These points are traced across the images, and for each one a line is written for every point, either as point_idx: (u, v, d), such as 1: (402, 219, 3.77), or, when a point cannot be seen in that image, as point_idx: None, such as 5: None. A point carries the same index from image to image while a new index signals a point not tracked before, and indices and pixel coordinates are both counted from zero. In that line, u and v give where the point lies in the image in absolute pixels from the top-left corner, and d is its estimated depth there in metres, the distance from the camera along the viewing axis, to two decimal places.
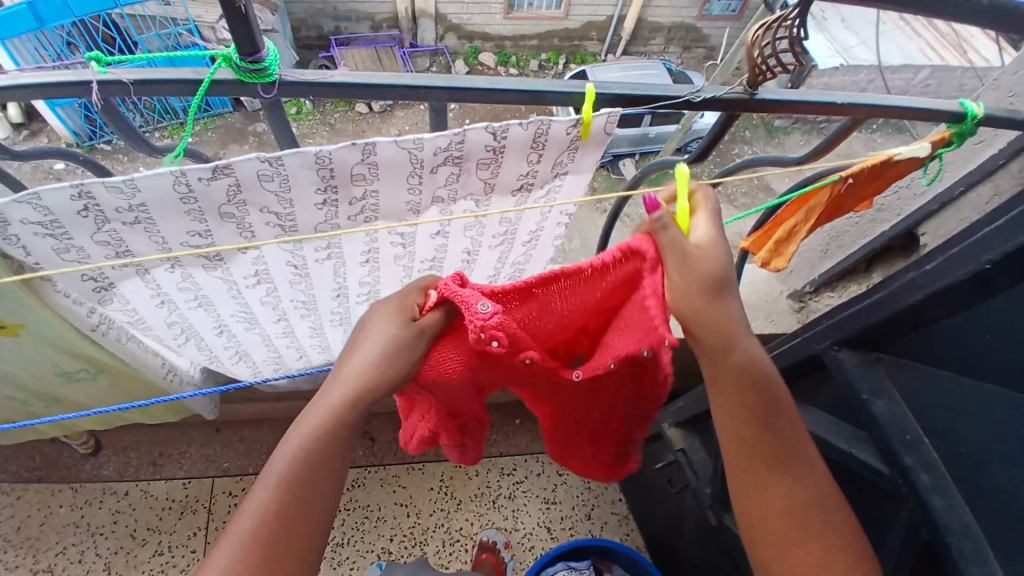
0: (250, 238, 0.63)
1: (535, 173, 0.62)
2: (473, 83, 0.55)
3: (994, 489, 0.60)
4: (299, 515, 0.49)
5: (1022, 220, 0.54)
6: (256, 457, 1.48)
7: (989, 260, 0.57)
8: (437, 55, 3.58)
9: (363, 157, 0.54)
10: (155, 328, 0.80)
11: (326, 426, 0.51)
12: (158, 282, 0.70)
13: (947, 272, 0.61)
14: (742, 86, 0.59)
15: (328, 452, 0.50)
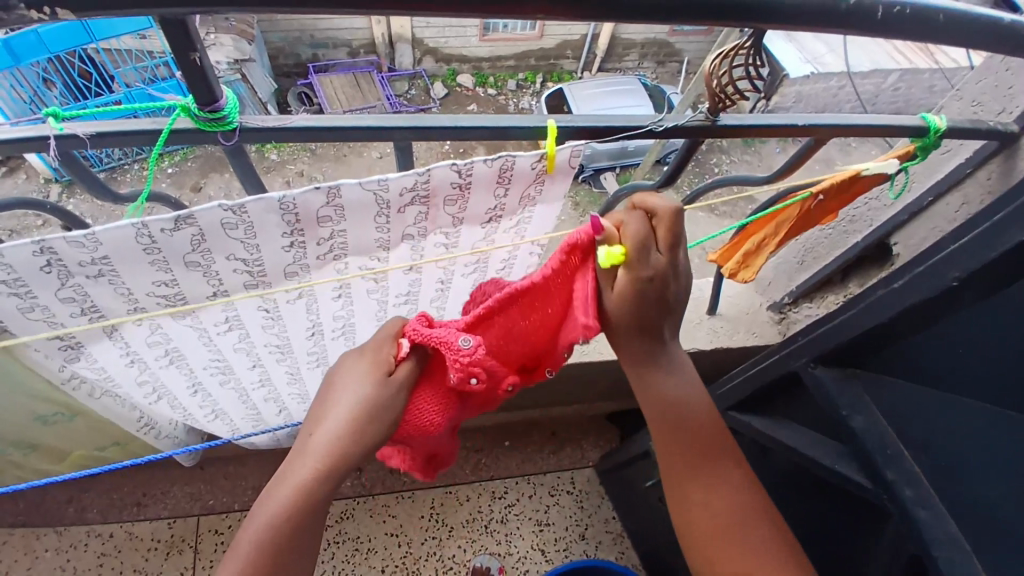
0: (217, 285, 0.63)
1: (504, 207, 0.63)
2: (436, 122, 0.56)
3: (977, 500, 0.60)
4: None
5: (986, 238, 0.55)
6: (241, 493, 1.46)
7: (956, 276, 0.58)
8: (415, 79, 3.63)
9: (328, 201, 0.54)
10: (125, 387, 0.79)
11: (297, 500, 0.51)
12: (126, 339, 0.69)
13: (916, 288, 0.61)
14: (703, 113, 0.60)
15: (298, 529, 0.50)
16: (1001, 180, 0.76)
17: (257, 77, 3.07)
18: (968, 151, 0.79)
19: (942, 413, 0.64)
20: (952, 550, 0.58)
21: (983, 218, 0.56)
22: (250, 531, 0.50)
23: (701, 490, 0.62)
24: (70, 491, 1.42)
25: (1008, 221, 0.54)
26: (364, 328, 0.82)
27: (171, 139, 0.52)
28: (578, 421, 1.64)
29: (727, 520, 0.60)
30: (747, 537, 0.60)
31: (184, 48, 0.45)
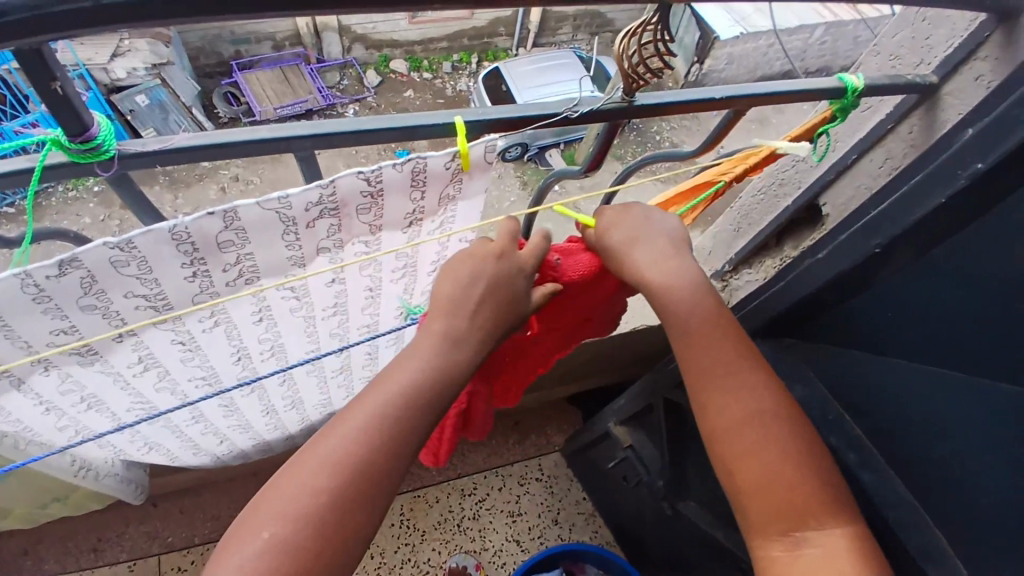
0: (120, 324, 0.58)
1: (423, 208, 0.59)
2: (338, 126, 0.51)
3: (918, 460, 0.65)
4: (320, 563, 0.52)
5: None
6: (201, 526, 1.40)
7: (877, 243, 0.62)
8: (346, 68, 3.21)
9: (227, 225, 0.50)
10: (44, 433, 0.73)
11: (330, 477, 0.53)
12: (36, 389, 0.63)
13: (844, 257, 0.66)
14: (620, 95, 0.58)
15: (331, 508, 0.53)
16: (924, 133, 0.75)
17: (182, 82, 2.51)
18: (888, 107, 0.79)
19: (881, 373, 0.68)
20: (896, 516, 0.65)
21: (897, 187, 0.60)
22: (277, 508, 0.52)
23: (725, 394, 0.63)
24: (23, 544, 1.34)
25: (923, 184, 0.58)
26: (295, 348, 0.77)
27: (48, 177, 0.47)
28: (540, 408, 1.62)
29: (748, 429, 0.62)
30: (772, 447, 0.61)
31: (42, 74, 0.40)
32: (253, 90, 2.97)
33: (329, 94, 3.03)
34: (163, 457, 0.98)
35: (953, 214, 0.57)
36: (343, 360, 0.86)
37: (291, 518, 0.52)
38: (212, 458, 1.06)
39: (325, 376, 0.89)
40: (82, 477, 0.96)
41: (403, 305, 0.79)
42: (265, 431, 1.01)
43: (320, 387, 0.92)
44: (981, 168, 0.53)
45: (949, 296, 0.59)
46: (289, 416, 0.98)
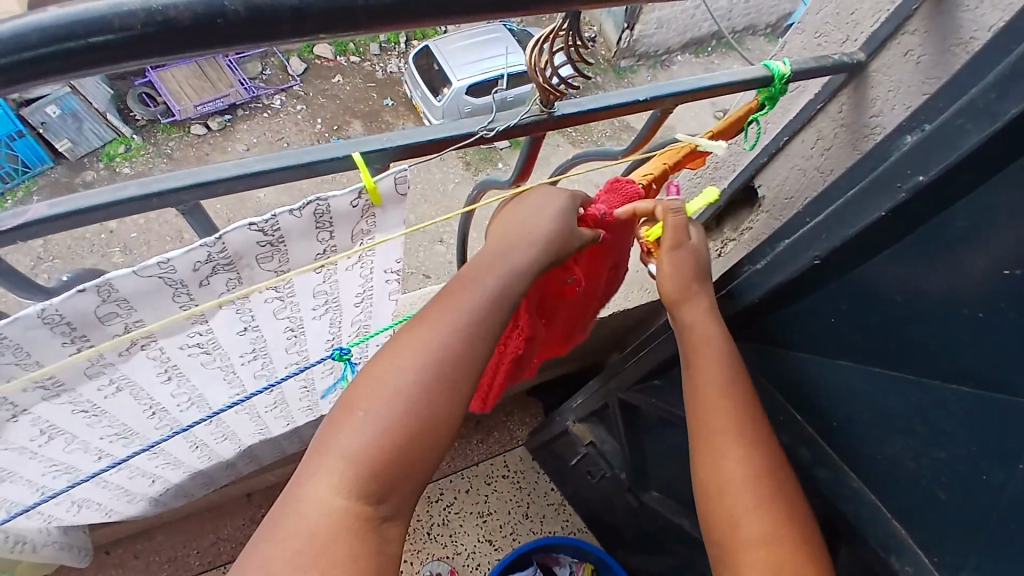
0: (11, 407, 0.51)
1: (335, 248, 0.53)
2: (218, 172, 0.46)
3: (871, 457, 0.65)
4: (391, 487, 0.50)
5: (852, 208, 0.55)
6: (157, 569, 1.32)
7: (816, 255, 0.61)
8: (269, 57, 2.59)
9: (104, 298, 0.45)
10: None
11: (409, 399, 0.50)
12: None
13: (780, 266, 0.65)
14: (538, 106, 0.54)
15: (402, 434, 0.50)
16: (853, 112, 0.75)
17: (92, 87, 2.24)
18: (817, 87, 0.78)
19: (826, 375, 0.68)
20: (853, 498, 0.67)
21: (834, 196, 0.59)
22: (349, 435, 0.49)
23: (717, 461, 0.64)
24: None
25: (861, 194, 0.57)
26: (216, 396, 0.70)
27: None
28: (501, 403, 1.59)
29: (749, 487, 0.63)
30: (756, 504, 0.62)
31: None
32: (169, 88, 2.38)
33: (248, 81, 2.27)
34: (98, 514, 0.91)
35: (890, 226, 0.56)
36: (274, 395, 0.80)
37: (365, 444, 0.49)
38: (150, 501, 0.99)
39: (256, 410, 0.83)
40: (18, 552, 0.86)
41: (332, 338, 0.70)
42: (199, 463, 0.93)
43: (255, 420, 0.86)
44: (922, 181, 0.52)
45: (891, 302, 0.59)
46: (224, 446, 0.91)
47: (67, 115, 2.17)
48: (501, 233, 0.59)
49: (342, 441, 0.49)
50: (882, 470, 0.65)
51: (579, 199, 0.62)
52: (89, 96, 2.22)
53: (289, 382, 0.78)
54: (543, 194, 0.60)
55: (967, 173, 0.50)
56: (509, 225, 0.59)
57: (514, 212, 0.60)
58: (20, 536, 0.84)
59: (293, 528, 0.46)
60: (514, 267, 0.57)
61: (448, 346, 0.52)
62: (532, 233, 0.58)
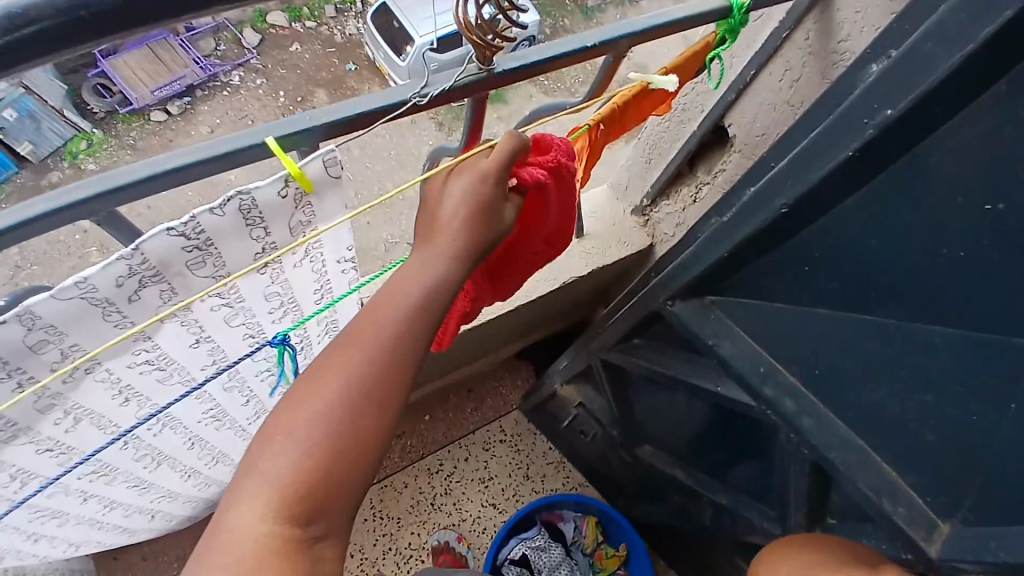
0: None
1: (275, 244, 0.49)
2: (127, 176, 0.42)
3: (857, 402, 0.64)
4: (331, 490, 0.51)
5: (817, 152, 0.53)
6: (167, 569, 1.33)
7: (783, 203, 0.59)
8: None
9: (29, 327, 0.41)
10: None
11: (328, 426, 0.50)
12: None
13: (749, 216, 0.62)
14: (475, 64, 0.49)
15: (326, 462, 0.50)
16: (821, 39, 0.70)
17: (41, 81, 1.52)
18: (781, 14, 0.73)
19: (804, 327, 0.65)
20: (841, 447, 0.65)
21: (797, 138, 0.57)
22: (279, 455, 0.50)
23: None
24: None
25: (824, 137, 0.55)
26: (186, 410, 0.67)
27: None
28: (491, 369, 1.57)
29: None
30: None
31: None
32: (120, 73, 1.60)
33: (208, 61, 1.70)
34: (98, 547, 0.89)
35: (863, 167, 0.54)
36: (254, 406, 0.77)
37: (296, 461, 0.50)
38: (153, 530, 0.97)
39: (240, 426, 0.79)
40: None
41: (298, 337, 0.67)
42: (199, 493, 0.92)
43: (244, 438, 0.83)
44: (891, 115, 0.50)
45: (867, 245, 0.57)
46: (222, 472, 0.89)
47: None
48: (423, 227, 0.56)
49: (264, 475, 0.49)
50: (872, 420, 0.63)
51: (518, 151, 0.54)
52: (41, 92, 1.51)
53: (267, 391, 0.75)
54: (459, 186, 0.54)
55: (938, 105, 0.48)
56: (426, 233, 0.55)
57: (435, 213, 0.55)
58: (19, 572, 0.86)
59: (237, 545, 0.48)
60: (432, 279, 0.54)
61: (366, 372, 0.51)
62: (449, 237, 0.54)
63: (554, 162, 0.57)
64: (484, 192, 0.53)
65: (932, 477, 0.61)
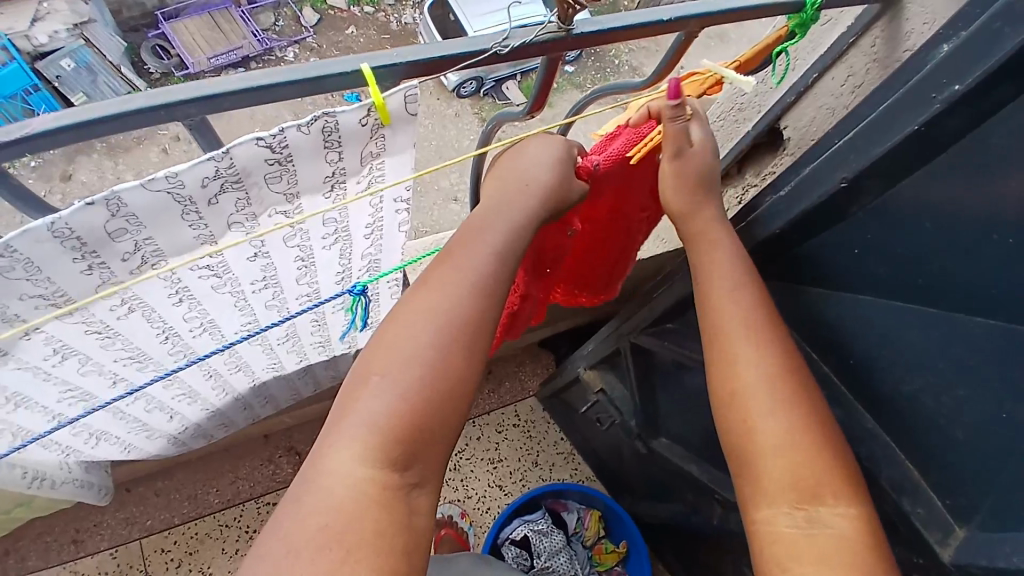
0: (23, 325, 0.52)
1: (343, 169, 0.52)
2: (226, 85, 0.44)
3: (890, 395, 0.64)
4: (435, 392, 0.53)
5: (878, 129, 0.54)
6: (179, 506, 1.37)
7: (843, 177, 0.57)
8: (283, 8, 2.15)
9: (113, 213, 0.45)
10: None
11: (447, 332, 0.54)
12: None
13: (802, 196, 0.61)
14: (555, 23, 0.51)
15: (391, 452, 0.51)
16: (887, 46, 0.70)
17: (104, 38, 1.91)
18: (850, 18, 0.74)
19: (850, 313, 0.65)
20: (868, 440, 0.67)
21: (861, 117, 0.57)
22: (401, 355, 0.53)
23: (737, 361, 0.61)
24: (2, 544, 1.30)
25: (894, 111, 0.53)
26: (229, 324, 0.70)
27: None
28: (512, 354, 1.59)
29: (769, 380, 0.59)
30: (778, 415, 0.58)
31: None
32: (182, 39, 2.04)
33: (265, 36, 2.10)
34: (116, 448, 0.93)
35: (925, 144, 0.52)
36: (286, 329, 0.80)
37: (415, 363, 0.53)
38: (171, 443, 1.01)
39: (269, 343, 0.84)
40: (37, 486, 0.89)
41: (341, 273, 0.70)
42: (216, 399, 0.95)
43: (268, 352, 0.87)
44: (959, 90, 0.49)
45: (920, 228, 0.56)
46: (238, 378, 0.92)
47: (82, 69, 1.84)
48: (512, 184, 0.60)
49: (330, 471, 0.50)
50: (905, 415, 0.64)
51: (574, 146, 0.63)
52: (104, 50, 1.89)
53: (301, 317, 0.79)
54: (537, 143, 0.62)
55: (1002, 84, 0.47)
56: (499, 193, 0.60)
57: (510, 170, 0.61)
58: (38, 474, 0.87)
59: (348, 431, 0.51)
60: (494, 243, 0.58)
61: (421, 373, 0.53)
62: (515, 207, 0.59)
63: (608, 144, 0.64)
64: (555, 148, 0.62)
65: (959, 480, 0.61)
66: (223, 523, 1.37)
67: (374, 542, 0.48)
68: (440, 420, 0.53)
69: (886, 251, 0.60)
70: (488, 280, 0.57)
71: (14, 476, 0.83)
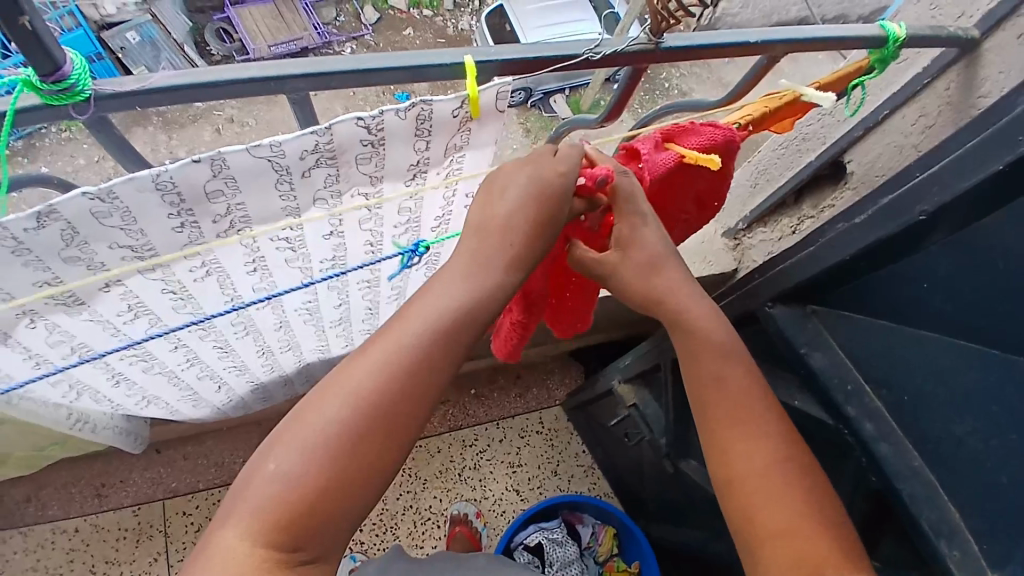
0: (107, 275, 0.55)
1: (427, 158, 0.54)
2: (334, 66, 0.47)
3: (938, 433, 0.62)
4: (411, 388, 0.53)
5: (962, 166, 0.53)
6: (205, 472, 1.41)
7: (923, 211, 0.57)
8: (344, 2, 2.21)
9: (215, 173, 0.47)
10: (36, 388, 0.72)
11: (432, 329, 0.53)
12: (23, 340, 0.60)
13: (880, 224, 0.61)
14: (646, 35, 0.53)
15: (358, 449, 0.51)
16: (961, 91, 0.70)
17: (170, 15, 1.98)
18: (926, 60, 0.74)
19: (908, 348, 0.64)
20: None
21: (948, 152, 0.56)
22: (381, 352, 0.53)
23: (735, 444, 0.62)
24: (27, 490, 1.35)
25: (978, 151, 0.53)
26: (292, 297, 0.74)
27: (19, 121, 0.44)
28: (542, 361, 1.60)
29: (769, 470, 0.60)
30: (784, 501, 0.58)
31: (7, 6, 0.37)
32: (245, 23, 2.08)
33: (325, 30, 2.16)
34: (162, 410, 0.97)
35: (1011, 184, 0.52)
36: (341, 310, 0.83)
37: (393, 360, 0.52)
38: (212, 408, 1.05)
39: (323, 325, 0.87)
40: (80, 429, 0.94)
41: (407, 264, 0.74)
42: (262, 372, 0.98)
43: (318, 335, 0.90)
44: None
45: (992, 269, 0.56)
46: (286, 357, 0.95)
47: (147, 43, 1.89)
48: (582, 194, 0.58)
49: (270, 476, 0.50)
50: None
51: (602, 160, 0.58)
52: (169, 26, 1.96)
53: (357, 299, 0.82)
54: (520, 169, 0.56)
55: None
56: (478, 207, 0.57)
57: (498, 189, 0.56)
58: (84, 416, 0.91)
59: (316, 426, 0.51)
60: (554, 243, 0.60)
61: (373, 394, 0.51)
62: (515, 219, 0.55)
63: (652, 145, 0.61)
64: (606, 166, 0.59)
65: None
66: None
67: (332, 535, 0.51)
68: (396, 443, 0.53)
69: (955, 288, 0.59)
70: (500, 279, 0.56)
71: (61, 417, 0.86)
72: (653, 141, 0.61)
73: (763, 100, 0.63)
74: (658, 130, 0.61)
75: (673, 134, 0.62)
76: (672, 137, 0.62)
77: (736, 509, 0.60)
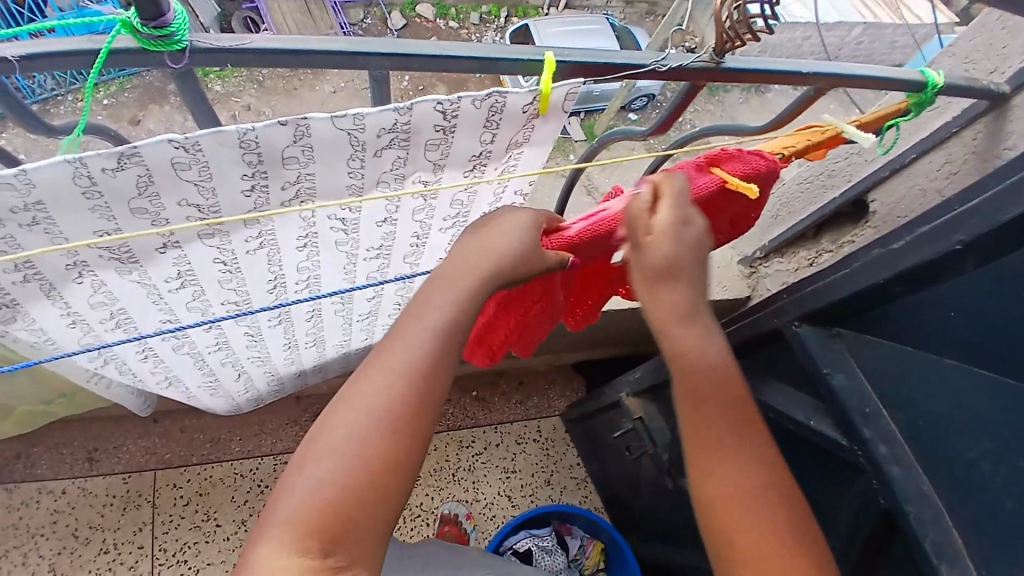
0: (168, 236, 0.56)
1: (489, 151, 0.57)
2: (419, 49, 0.50)
3: (951, 458, 0.64)
4: (444, 359, 0.56)
5: (1003, 198, 0.56)
6: (199, 447, 1.41)
7: (959, 240, 0.59)
8: (372, 6, 2.25)
9: (295, 139, 0.49)
10: (68, 348, 0.71)
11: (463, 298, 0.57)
12: (67, 298, 0.61)
13: (913, 252, 0.64)
14: (708, 54, 0.56)
15: (400, 416, 0.53)
16: (988, 141, 0.74)
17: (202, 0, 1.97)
18: (957, 110, 0.78)
19: None
20: None
21: (988, 185, 0.58)
22: (415, 329, 0.56)
23: (715, 461, 0.59)
24: (17, 447, 1.35)
25: (1014, 188, 0.56)
26: (330, 280, 0.75)
27: (113, 62, 0.46)
28: (545, 370, 1.62)
29: (747, 491, 0.57)
30: (761, 519, 0.56)
31: None
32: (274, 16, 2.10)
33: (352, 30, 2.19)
34: (180, 395, 0.99)
35: None
36: (372, 303, 0.87)
37: (433, 327, 0.56)
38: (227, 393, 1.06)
39: (351, 316, 0.90)
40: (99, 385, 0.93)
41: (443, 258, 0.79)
42: (282, 366, 1.01)
43: (345, 327, 0.93)
44: None
45: None
46: (308, 353, 0.99)
47: None
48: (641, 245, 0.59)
49: (294, 487, 0.51)
50: None
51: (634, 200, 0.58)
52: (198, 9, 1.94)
53: (389, 293, 0.86)
54: (513, 216, 0.60)
55: None
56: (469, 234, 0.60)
57: (490, 225, 0.60)
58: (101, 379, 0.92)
59: (369, 396, 0.53)
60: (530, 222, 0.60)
61: (389, 413, 0.53)
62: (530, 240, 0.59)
63: (682, 173, 0.64)
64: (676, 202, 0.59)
65: None
66: (238, 472, 1.40)
67: (375, 500, 0.51)
68: (412, 458, 0.53)
69: None
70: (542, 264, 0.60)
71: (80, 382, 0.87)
72: (685, 166, 0.64)
73: (803, 133, 0.66)
74: (700, 157, 0.64)
75: (701, 165, 0.64)
76: (701, 168, 0.64)
77: (723, 543, 0.57)
